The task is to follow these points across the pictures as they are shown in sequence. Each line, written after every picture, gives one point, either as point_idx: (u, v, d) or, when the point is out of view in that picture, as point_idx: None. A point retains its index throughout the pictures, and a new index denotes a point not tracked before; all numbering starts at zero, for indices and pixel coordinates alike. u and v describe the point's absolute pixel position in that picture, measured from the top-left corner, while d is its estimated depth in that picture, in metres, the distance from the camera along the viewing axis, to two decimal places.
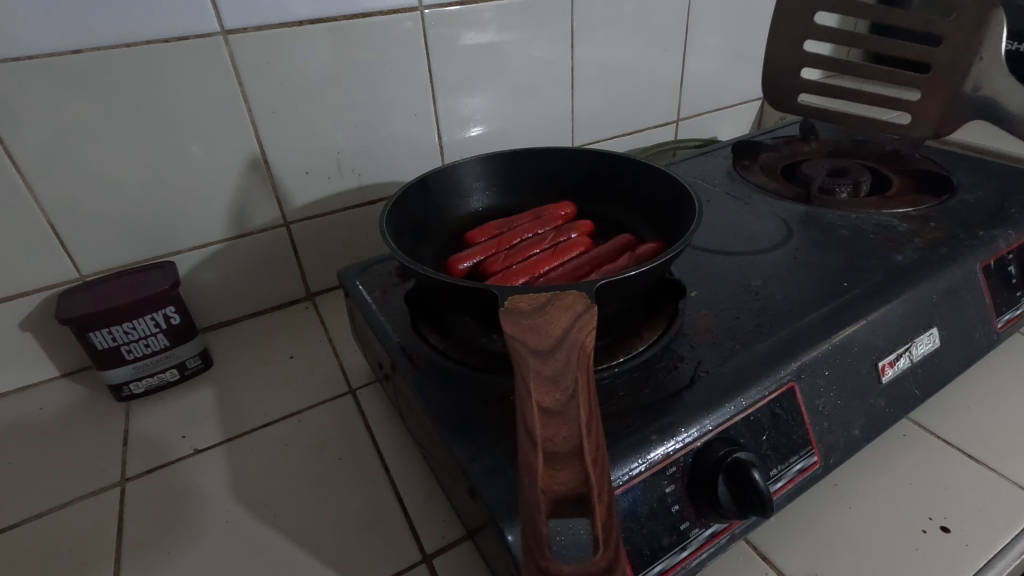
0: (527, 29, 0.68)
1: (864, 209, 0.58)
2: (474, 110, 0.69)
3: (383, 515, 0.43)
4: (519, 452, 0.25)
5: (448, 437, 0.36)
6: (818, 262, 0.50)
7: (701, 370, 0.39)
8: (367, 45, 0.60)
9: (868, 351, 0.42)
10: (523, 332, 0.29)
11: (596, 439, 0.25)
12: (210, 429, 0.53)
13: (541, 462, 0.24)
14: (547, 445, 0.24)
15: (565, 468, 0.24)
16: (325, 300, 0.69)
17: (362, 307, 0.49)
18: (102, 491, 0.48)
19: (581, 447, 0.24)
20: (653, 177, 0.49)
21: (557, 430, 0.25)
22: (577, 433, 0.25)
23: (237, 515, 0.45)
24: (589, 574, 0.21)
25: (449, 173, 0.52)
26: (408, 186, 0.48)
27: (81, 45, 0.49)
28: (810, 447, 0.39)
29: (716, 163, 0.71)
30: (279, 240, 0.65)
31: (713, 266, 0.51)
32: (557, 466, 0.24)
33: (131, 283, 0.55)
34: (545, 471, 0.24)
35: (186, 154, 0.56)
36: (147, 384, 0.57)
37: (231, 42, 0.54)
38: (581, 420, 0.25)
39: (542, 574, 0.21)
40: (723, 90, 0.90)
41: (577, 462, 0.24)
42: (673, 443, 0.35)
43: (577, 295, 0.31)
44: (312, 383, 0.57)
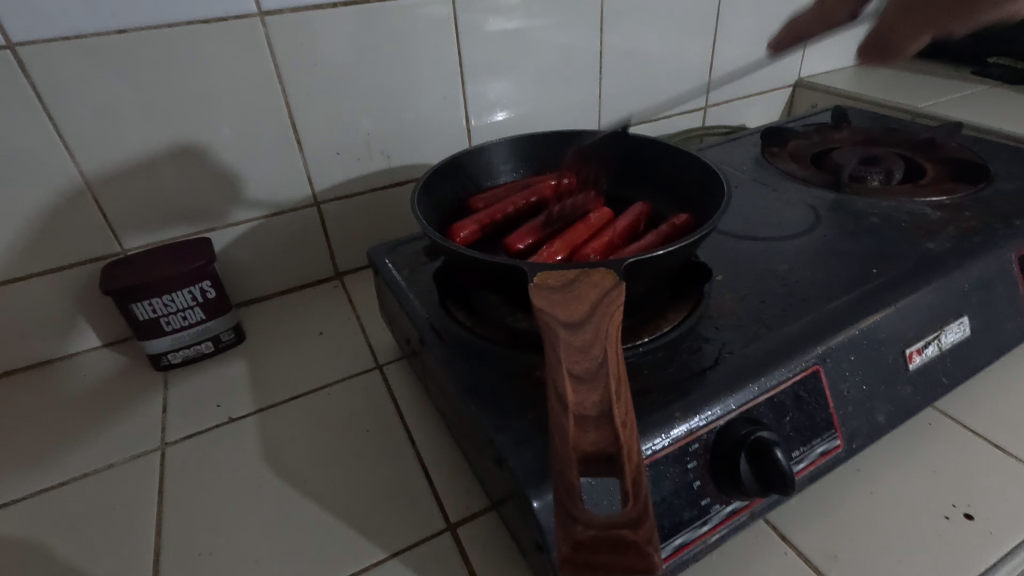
0: (557, 13, 0.68)
1: (897, 197, 0.57)
2: (502, 95, 0.70)
3: (409, 485, 0.45)
4: (550, 414, 0.26)
5: (476, 409, 0.37)
6: (847, 248, 0.50)
7: (725, 351, 0.39)
8: (398, 27, 0.61)
9: (895, 339, 0.42)
10: (552, 307, 0.30)
11: (625, 405, 0.26)
12: (244, 400, 0.55)
13: (572, 423, 0.24)
14: (581, 408, 0.25)
15: (597, 427, 0.24)
16: (353, 279, 0.71)
17: (390, 284, 0.51)
18: (143, 455, 0.51)
19: (610, 410, 0.25)
20: (682, 162, 0.49)
21: (587, 395, 0.25)
22: (607, 398, 0.25)
23: (269, 480, 0.47)
24: (620, 524, 0.22)
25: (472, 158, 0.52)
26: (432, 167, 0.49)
27: (125, 26, 0.51)
28: (833, 431, 0.39)
29: (744, 150, 0.71)
30: (310, 220, 0.66)
31: (739, 251, 0.51)
32: (587, 427, 0.24)
33: (170, 257, 0.58)
34: (576, 433, 0.24)
35: (223, 134, 0.58)
36: (184, 355, 0.59)
37: (267, 24, 0.55)
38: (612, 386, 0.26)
39: (572, 523, 0.22)
40: (753, 77, 0.88)
41: (607, 424, 0.24)
42: (696, 420, 0.35)
43: (606, 272, 0.32)
44: (340, 359, 0.59)
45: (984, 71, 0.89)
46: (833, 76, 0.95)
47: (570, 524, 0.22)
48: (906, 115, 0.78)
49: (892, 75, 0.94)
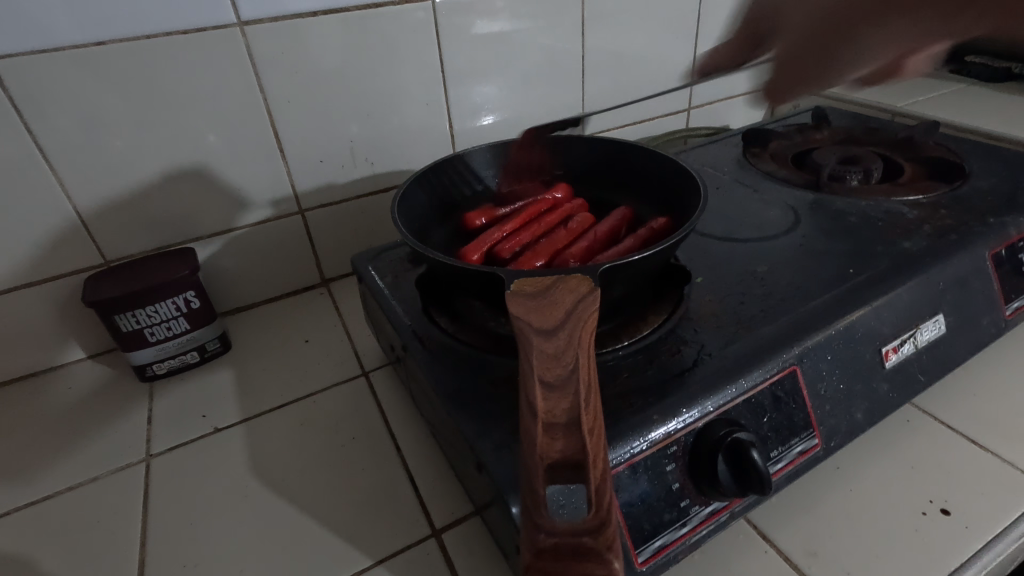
0: (539, 18, 0.69)
1: (875, 196, 0.58)
2: (486, 99, 0.70)
3: (395, 492, 0.45)
4: (521, 421, 0.26)
5: (457, 416, 0.38)
6: (825, 248, 0.50)
7: (704, 353, 0.40)
8: (379, 34, 0.61)
9: (872, 337, 0.42)
10: (528, 313, 0.30)
11: (594, 412, 0.26)
12: (230, 409, 0.55)
13: (541, 430, 0.25)
14: (549, 415, 0.25)
15: (564, 434, 0.25)
16: (340, 286, 0.71)
17: (373, 292, 0.51)
18: (129, 467, 0.50)
19: (579, 417, 0.25)
20: (662, 167, 0.49)
21: (556, 403, 0.26)
22: (576, 405, 0.26)
23: (255, 490, 0.47)
24: (583, 530, 0.22)
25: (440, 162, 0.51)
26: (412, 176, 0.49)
27: (104, 38, 0.50)
28: (810, 430, 0.39)
29: (726, 151, 0.71)
30: (294, 227, 0.66)
31: (719, 253, 0.51)
32: (555, 434, 0.25)
33: (154, 268, 0.57)
34: (543, 440, 0.25)
35: (204, 144, 0.58)
36: (170, 366, 0.59)
37: (247, 33, 0.55)
38: (582, 393, 0.26)
39: (537, 530, 0.23)
40: (736, 78, 0.89)
41: (574, 431, 0.25)
42: (674, 423, 0.36)
43: (581, 278, 0.32)
44: (326, 366, 0.59)
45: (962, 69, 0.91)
46: (815, 76, 0.96)
47: (535, 530, 0.23)
48: (886, 115, 0.79)
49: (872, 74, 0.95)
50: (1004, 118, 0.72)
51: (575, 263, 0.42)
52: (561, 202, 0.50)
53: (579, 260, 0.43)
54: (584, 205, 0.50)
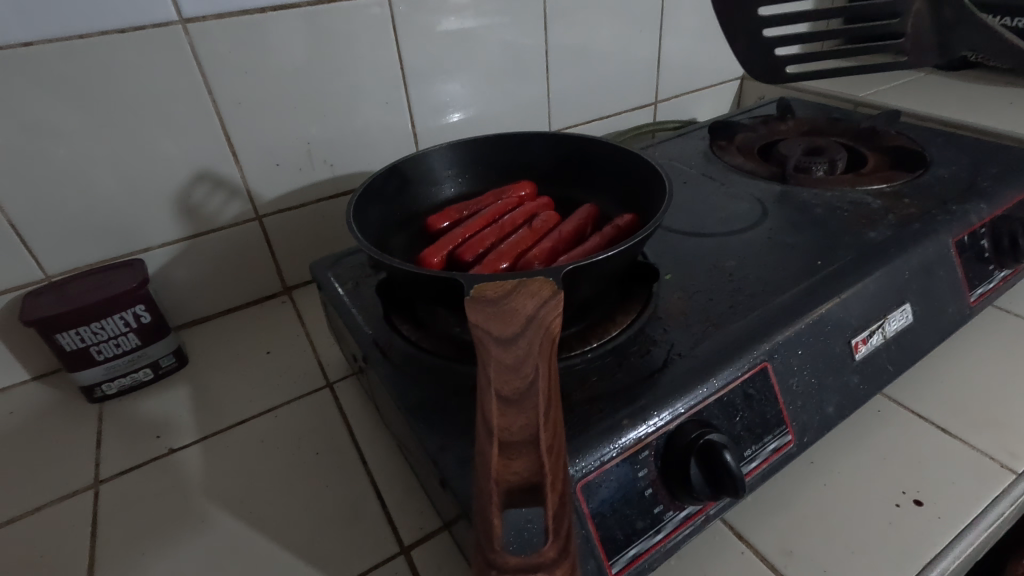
0: (501, 12, 0.67)
1: (839, 186, 0.58)
2: (449, 97, 0.68)
3: (361, 510, 0.43)
4: (476, 441, 0.24)
5: (420, 429, 0.36)
6: (793, 241, 0.50)
7: (674, 353, 0.39)
8: (334, 31, 0.58)
9: (841, 329, 0.42)
10: (487, 321, 0.29)
11: (554, 427, 0.25)
12: (186, 428, 0.52)
13: (496, 452, 0.23)
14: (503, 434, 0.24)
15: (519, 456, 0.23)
16: (303, 294, 0.68)
17: (333, 300, 0.49)
18: (76, 494, 0.47)
19: (537, 435, 0.24)
20: (628, 162, 0.48)
21: (514, 419, 0.24)
22: (535, 421, 0.24)
23: (211, 513, 0.44)
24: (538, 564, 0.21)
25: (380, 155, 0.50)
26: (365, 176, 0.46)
27: (30, 38, 0.47)
28: (783, 427, 0.39)
29: (693, 145, 0.71)
30: (252, 234, 0.63)
31: (687, 248, 0.50)
32: (512, 456, 0.23)
33: (98, 282, 0.54)
34: (499, 462, 0.23)
35: (150, 149, 0.55)
36: (121, 385, 0.56)
37: (191, 31, 0.52)
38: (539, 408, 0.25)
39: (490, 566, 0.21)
40: (701, 71, 0.89)
41: (532, 451, 0.23)
42: (645, 427, 0.34)
43: (544, 280, 0.31)
44: (289, 378, 0.56)
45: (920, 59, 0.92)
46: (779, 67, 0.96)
47: (487, 566, 0.22)
48: (848, 105, 0.80)
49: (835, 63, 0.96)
50: (961, 106, 0.73)
51: (540, 265, 0.41)
52: (525, 201, 0.49)
53: (545, 261, 0.41)
54: (550, 202, 0.49)
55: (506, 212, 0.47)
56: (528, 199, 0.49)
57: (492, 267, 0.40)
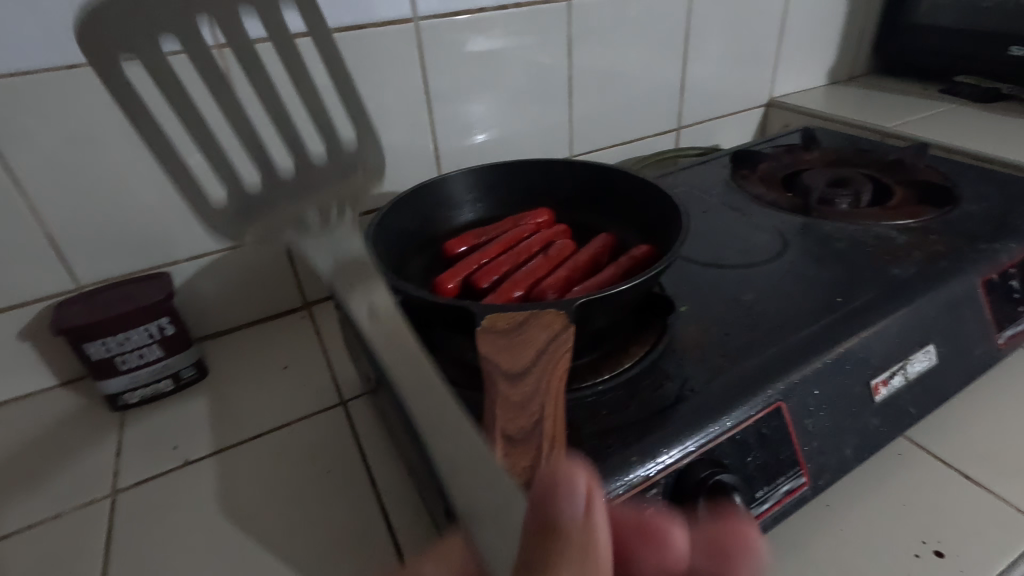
0: (526, 36, 0.68)
1: (862, 220, 0.57)
2: (472, 118, 0.69)
3: (368, 531, 0.43)
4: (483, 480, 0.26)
5: (428, 455, 0.36)
6: (813, 276, 0.49)
7: (686, 389, 0.38)
8: (363, 55, 0.60)
9: (861, 368, 0.41)
10: (497, 353, 0.29)
11: (558, 469, 0.26)
12: (203, 440, 0.53)
13: None
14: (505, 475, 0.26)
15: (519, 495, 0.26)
16: (322, 310, 0.70)
17: (350, 320, 0.49)
18: (94, 502, 0.48)
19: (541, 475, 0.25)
20: (646, 192, 0.48)
21: (518, 461, 0.26)
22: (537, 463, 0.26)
23: (221, 527, 0.45)
24: None
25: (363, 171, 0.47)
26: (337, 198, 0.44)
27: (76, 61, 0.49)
28: (799, 468, 0.38)
29: (715, 173, 0.70)
30: (275, 250, 0.65)
31: (705, 279, 0.50)
32: (517, 495, 0.24)
33: (127, 294, 0.56)
34: None
35: None
36: (142, 395, 0.57)
37: (226, 55, 0.54)
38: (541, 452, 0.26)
39: None
40: (725, 97, 0.89)
41: None
42: (654, 465, 0.34)
43: (558, 312, 0.31)
44: (305, 394, 0.57)
45: (951, 89, 0.91)
46: (806, 95, 0.96)
47: None
48: (875, 135, 0.79)
49: (863, 93, 0.95)
50: (994, 139, 0.72)
51: (553, 295, 0.41)
52: (543, 228, 0.49)
53: (559, 291, 0.41)
54: (567, 230, 0.49)
55: (523, 239, 0.47)
56: (545, 226, 0.50)
57: (506, 295, 0.41)
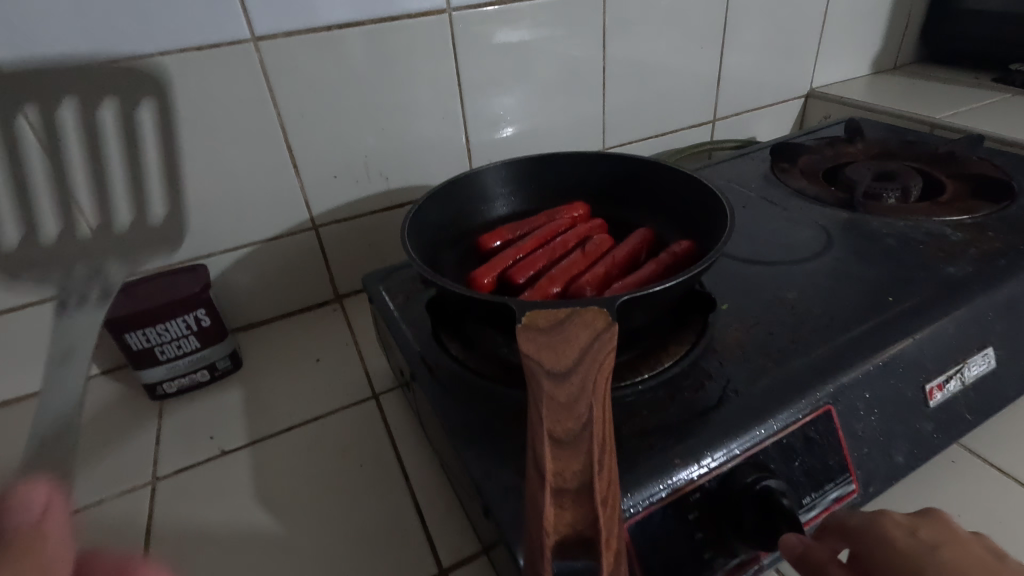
0: (560, 26, 0.67)
1: (912, 216, 0.54)
2: (504, 110, 0.68)
3: (402, 525, 0.43)
4: (529, 485, 0.24)
5: (465, 453, 0.36)
6: (861, 274, 0.47)
7: (729, 390, 0.37)
8: (396, 47, 0.60)
9: (914, 372, 0.39)
10: (538, 351, 0.28)
11: (609, 476, 0.25)
12: (238, 430, 0.54)
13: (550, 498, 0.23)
14: (555, 482, 0.24)
15: (568, 504, 0.23)
16: (353, 302, 0.70)
17: (383, 314, 0.49)
18: (135, 489, 0.49)
19: (592, 483, 0.24)
20: (687, 185, 0.47)
21: (567, 463, 0.24)
22: (588, 467, 0.24)
23: (258, 518, 0.45)
24: None
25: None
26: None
27: (117, 55, 0.49)
28: (847, 474, 0.36)
29: (754, 166, 0.68)
30: (308, 243, 0.65)
31: (746, 276, 0.48)
32: (565, 504, 0.23)
33: (165, 285, 0.57)
34: (553, 511, 0.23)
35: (218, 160, 0.57)
36: (180, 385, 0.58)
37: (262, 48, 0.54)
38: (592, 456, 0.24)
39: None
40: (763, 88, 0.86)
41: (587, 501, 0.23)
42: (696, 468, 0.33)
43: (598, 311, 0.31)
44: (337, 387, 0.57)
45: (1004, 78, 0.86)
46: (847, 85, 0.92)
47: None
48: (923, 127, 0.76)
49: (909, 82, 0.91)
50: None
51: (591, 291, 0.40)
52: (579, 222, 0.48)
53: (597, 287, 0.40)
54: (604, 224, 0.48)
55: (558, 234, 0.47)
56: (581, 220, 0.49)
57: (543, 292, 0.40)
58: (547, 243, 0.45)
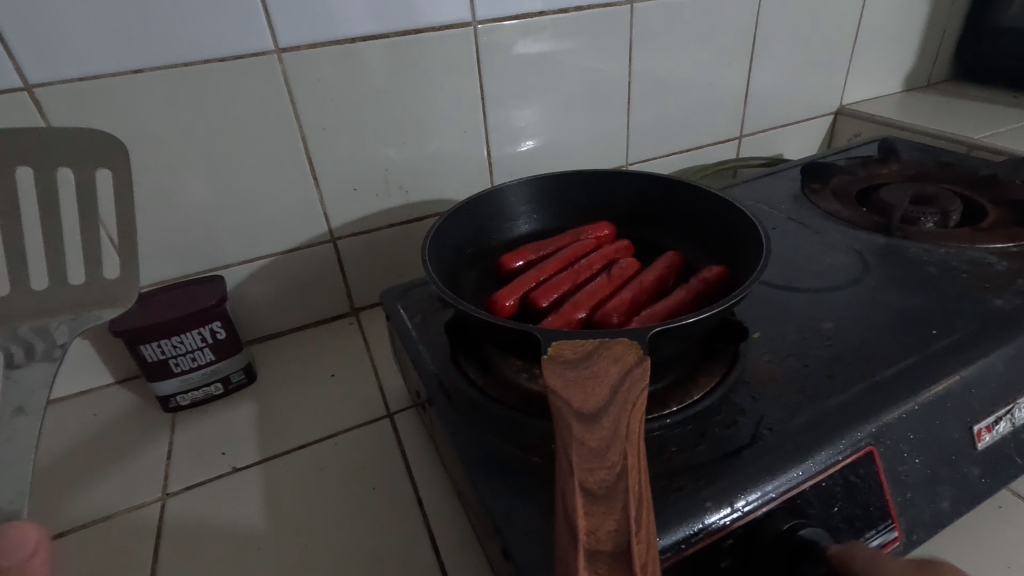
0: (585, 38, 0.65)
1: (953, 242, 0.52)
2: (526, 123, 0.67)
3: (414, 556, 0.41)
4: (559, 544, 0.23)
5: (484, 486, 0.34)
6: (900, 304, 0.45)
7: (763, 427, 0.35)
8: (419, 60, 0.59)
9: (961, 412, 0.37)
10: (567, 388, 0.27)
11: (646, 534, 0.23)
12: (250, 447, 0.53)
13: (582, 561, 0.22)
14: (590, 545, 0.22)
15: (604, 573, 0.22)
16: (369, 316, 0.69)
17: (400, 332, 0.48)
18: (144, 506, 0.48)
19: (628, 544, 0.22)
20: (719, 209, 0.45)
21: (601, 521, 0.23)
22: (624, 526, 0.23)
23: (266, 542, 0.44)
24: None
25: (111, 300, 0.43)
26: (60, 328, 0.40)
27: (140, 66, 0.49)
28: (889, 521, 0.34)
29: (783, 185, 0.66)
30: (326, 255, 0.64)
31: (778, 302, 0.46)
32: (600, 570, 0.22)
33: (181, 297, 0.56)
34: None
35: (238, 170, 0.57)
36: (193, 397, 0.57)
37: (285, 60, 0.54)
38: (627, 513, 0.23)
39: None
40: (791, 104, 0.84)
41: (624, 565, 0.22)
42: (730, 512, 0.31)
43: (628, 343, 0.29)
44: (351, 405, 0.56)
45: None
46: (878, 102, 0.90)
47: None
48: (960, 147, 0.73)
49: (943, 100, 0.89)
50: None
51: (618, 318, 0.38)
52: (604, 243, 0.47)
53: (624, 314, 0.38)
54: (630, 246, 0.46)
55: (583, 255, 0.45)
56: (606, 241, 0.47)
57: (567, 319, 0.38)
58: (571, 266, 0.44)
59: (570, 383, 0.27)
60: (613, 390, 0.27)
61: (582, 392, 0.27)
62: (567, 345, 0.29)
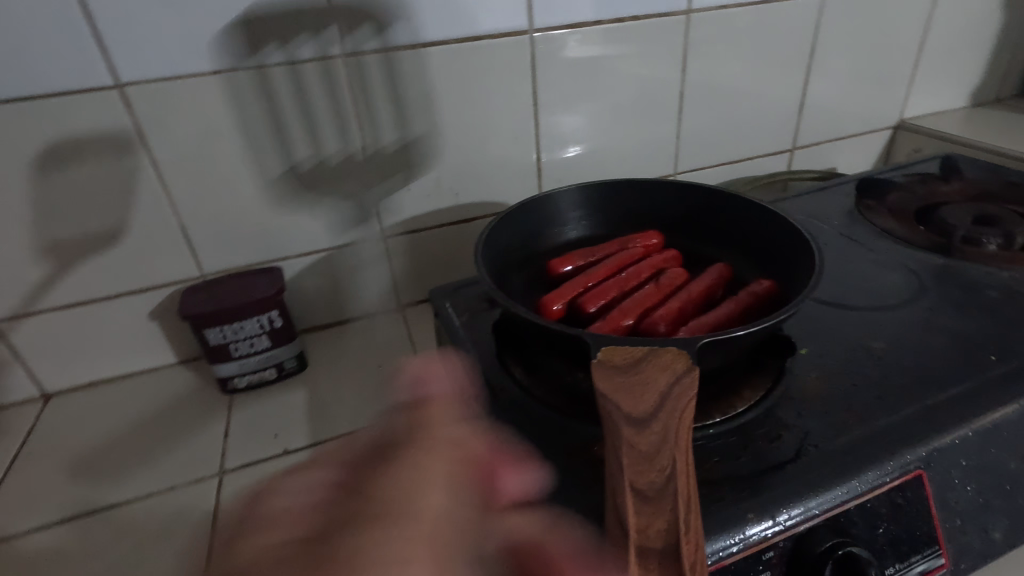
0: (638, 47, 0.66)
1: (1017, 265, 0.50)
2: (576, 129, 0.68)
3: None
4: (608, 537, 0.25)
5: None
6: (957, 327, 0.44)
7: (808, 443, 0.35)
8: (475, 66, 0.61)
9: (1018, 441, 0.36)
10: (617, 393, 0.28)
11: (693, 535, 0.25)
12: (300, 431, 0.55)
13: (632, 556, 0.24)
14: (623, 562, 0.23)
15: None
16: (415, 312, 0.71)
17: (448, 330, 0.50)
18: (202, 481, 0.51)
19: (676, 543, 0.24)
20: (772, 223, 0.45)
21: (651, 521, 0.24)
22: (672, 526, 0.24)
23: None
24: None
25: None
26: None
27: (219, 68, 0.53)
28: (936, 547, 0.34)
29: (836, 200, 0.65)
30: (377, 252, 0.67)
31: (828, 320, 0.46)
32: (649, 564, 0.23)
33: (243, 285, 0.59)
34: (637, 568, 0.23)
35: (300, 167, 0.60)
36: (249, 380, 0.61)
37: (350, 64, 0.57)
38: (662, 543, 0.24)
39: None
40: (847, 117, 0.82)
41: (671, 562, 0.23)
42: (771, 525, 0.31)
43: (677, 352, 0.30)
44: (396, 397, 0.58)
45: None
46: (941, 117, 0.87)
47: None
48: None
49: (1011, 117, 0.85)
50: None
51: (665, 327, 0.39)
52: (652, 252, 0.47)
53: (671, 323, 0.39)
54: (677, 255, 0.46)
55: (631, 263, 0.46)
56: (655, 250, 0.48)
57: (615, 325, 0.39)
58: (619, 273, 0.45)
59: (620, 388, 0.28)
60: (662, 398, 0.28)
61: (632, 398, 0.28)
62: (617, 352, 0.30)
